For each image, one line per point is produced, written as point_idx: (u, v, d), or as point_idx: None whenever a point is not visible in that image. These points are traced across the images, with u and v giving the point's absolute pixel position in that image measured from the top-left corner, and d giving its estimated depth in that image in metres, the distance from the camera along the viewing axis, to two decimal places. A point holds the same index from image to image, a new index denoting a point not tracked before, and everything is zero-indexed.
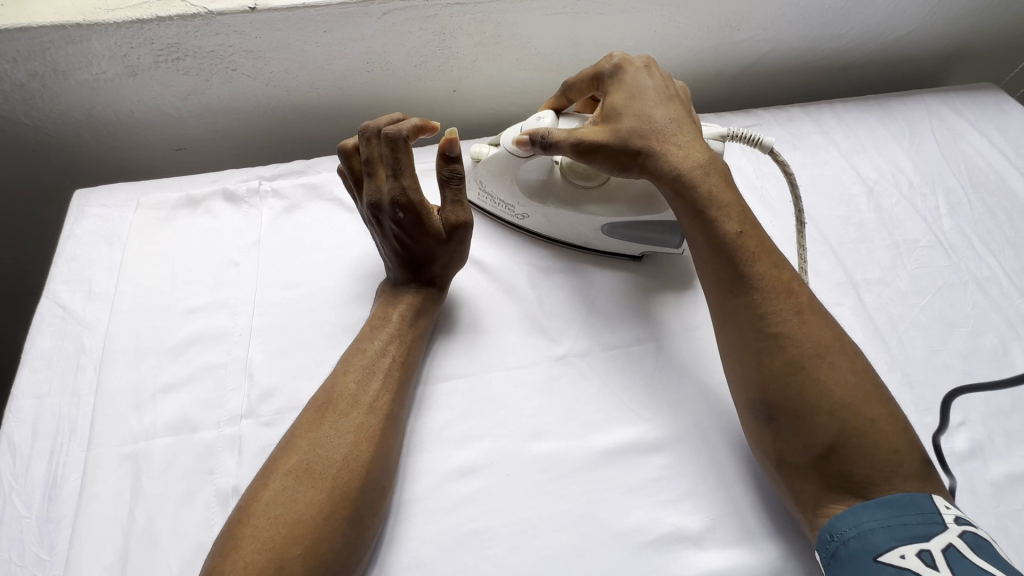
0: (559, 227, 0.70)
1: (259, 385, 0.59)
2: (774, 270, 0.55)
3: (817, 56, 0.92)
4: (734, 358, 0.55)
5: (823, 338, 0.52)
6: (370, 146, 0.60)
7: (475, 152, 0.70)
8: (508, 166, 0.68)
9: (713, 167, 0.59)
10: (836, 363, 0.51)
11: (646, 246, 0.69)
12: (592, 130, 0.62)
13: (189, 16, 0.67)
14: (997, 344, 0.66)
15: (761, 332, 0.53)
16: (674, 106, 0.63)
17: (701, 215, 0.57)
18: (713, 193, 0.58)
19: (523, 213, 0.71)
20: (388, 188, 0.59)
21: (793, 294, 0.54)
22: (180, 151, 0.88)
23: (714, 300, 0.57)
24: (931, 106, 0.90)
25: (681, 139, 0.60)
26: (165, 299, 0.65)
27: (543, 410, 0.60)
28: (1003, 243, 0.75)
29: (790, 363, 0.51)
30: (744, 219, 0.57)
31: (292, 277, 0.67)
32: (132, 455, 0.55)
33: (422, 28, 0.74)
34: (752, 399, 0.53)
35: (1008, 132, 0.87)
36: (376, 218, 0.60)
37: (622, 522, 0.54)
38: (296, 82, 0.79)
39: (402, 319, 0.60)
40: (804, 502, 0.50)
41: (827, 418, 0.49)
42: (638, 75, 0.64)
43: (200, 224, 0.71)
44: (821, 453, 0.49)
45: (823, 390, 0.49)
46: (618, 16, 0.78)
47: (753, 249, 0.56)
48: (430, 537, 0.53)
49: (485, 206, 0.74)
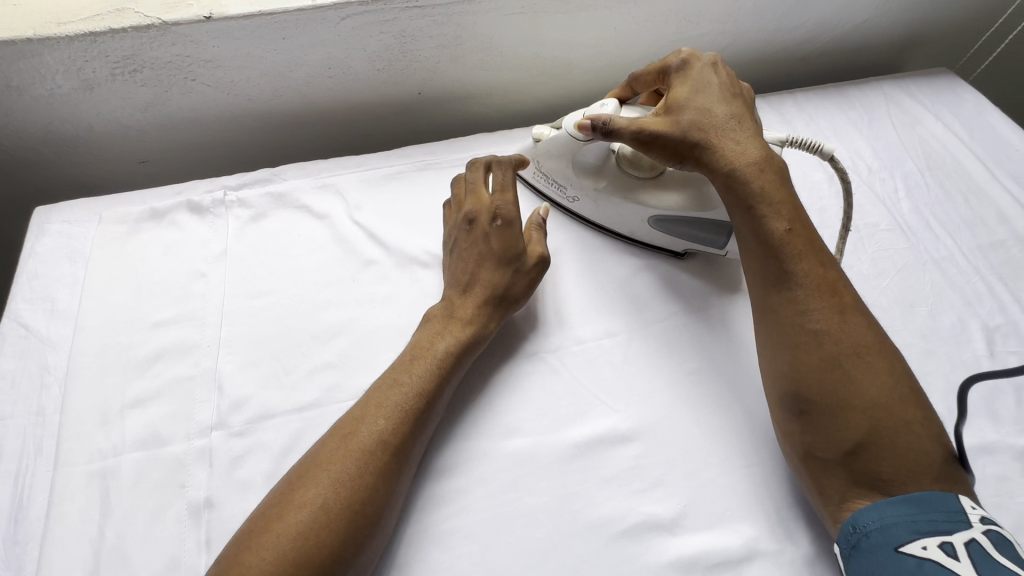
0: (607, 213, 0.71)
1: (229, 396, 0.59)
2: (820, 269, 0.55)
3: (776, 48, 0.94)
4: (769, 352, 0.56)
5: (862, 338, 0.52)
6: (476, 169, 0.68)
7: (538, 133, 0.72)
8: (564, 147, 0.69)
9: (767, 166, 0.59)
10: (873, 363, 0.51)
11: (692, 245, 0.69)
12: (655, 122, 0.62)
13: (143, 27, 0.66)
14: (956, 321, 0.68)
15: (801, 328, 0.53)
16: (736, 103, 0.63)
17: (751, 210, 0.58)
18: (766, 191, 0.58)
19: (574, 196, 0.73)
20: (491, 198, 0.65)
21: (837, 294, 0.54)
22: (144, 164, 0.88)
23: (757, 295, 0.58)
24: (889, 93, 0.92)
25: (740, 137, 0.60)
26: (131, 314, 0.64)
27: (516, 407, 0.60)
28: (959, 223, 0.77)
29: (826, 360, 0.51)
30: (795, 217, 0.57)
31: (261, 285, 0.67)
32: (101, 472, 0.55)
33: (382, 32, 0.74)
34: (783, 392, 0.53)
35: (961, 116, 0.90)
36: (470, 223, 0.65)
37: (595, 513, 0.55)
38: (258, 90, 0.79)
39: (448, 353, 0.58)
40: (828, 495, 0.51)
41: (858, 416, 0.49)
42: (704, 71, 0.64)
43: (164, 237, 0.70)
44: (851, 449, 0.49)
45: (859, 388, 0.50)
46: (579, 14, 0.79)
47: (800, 247, 0.56)
48: (407, 537, 0.53)
49: (540, 187, 0.76)
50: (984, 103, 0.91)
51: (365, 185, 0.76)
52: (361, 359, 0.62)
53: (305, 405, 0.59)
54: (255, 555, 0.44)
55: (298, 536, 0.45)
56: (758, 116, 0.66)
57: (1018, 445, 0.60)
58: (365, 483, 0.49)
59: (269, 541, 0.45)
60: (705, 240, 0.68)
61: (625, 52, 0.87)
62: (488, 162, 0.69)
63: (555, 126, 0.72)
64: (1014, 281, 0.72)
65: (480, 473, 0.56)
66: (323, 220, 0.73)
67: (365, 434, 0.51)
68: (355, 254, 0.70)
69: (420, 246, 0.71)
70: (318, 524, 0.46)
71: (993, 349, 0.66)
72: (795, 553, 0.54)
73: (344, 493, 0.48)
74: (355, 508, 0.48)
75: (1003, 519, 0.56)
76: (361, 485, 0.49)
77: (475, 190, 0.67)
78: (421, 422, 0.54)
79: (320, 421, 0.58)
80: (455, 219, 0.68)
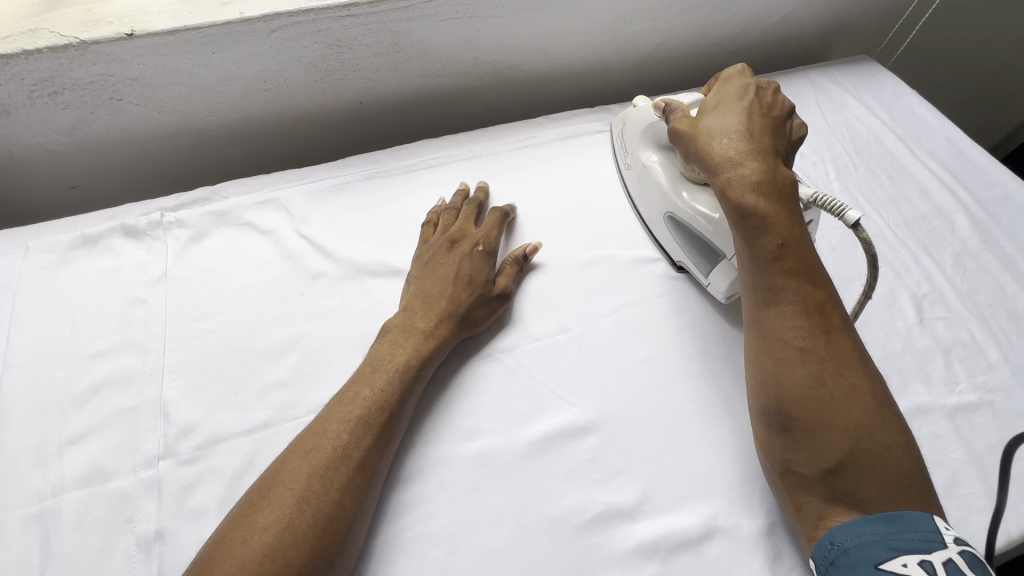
0: (641, 191, 0.75)
1: (176, 423, 0.57)
2: (810, 289, 0.54)
3: (709, 42, 0.97)
4: (756, 369, 0.55)
5: (848, 360, 0.52)
6: (466, 206, 0.73)
7: (639, 100, 0.80)
8: (650, 115, 0.75)
9: (770, 177, 0.57)
10: (856, 386, 0.51)
11: (685, 258, 0.70)
12: (684, 124, 0.65)
13: (60, 48, 0.63)
14: (887, 293, 0.72)
15: (785, 343, 0.53)
16: (759, 120, 0.63)
17: (745, 219, 0.57)
18: (762, 201, 0.56)
19: (629, 164, 0.78)
20: (478, 232, 0.69)
21: (825, 315, 0.53)
22: (74, 189, 0.85)
23: (748, 306, 0.58)
24: (816, 81, 0.97)
25: (746, 148, 0.59)
26: (64, 347, 0.61)
27: (474, 409, 0.60)
28: (885, 200, 0.82)
29: (810, 378, 0.51)
30: (792, 234, 0.56)
31: (205, 306, 0.65)
32: (40, 515, 0.52)
33: (315, 42, 0.73)
34: (766, 407, 0.54)
35: (882, 100, 0.95)
36: (454, 243, 0.68)
37: (558, 507, 0.55)
38: (191, 107, 0.77)
39: (408, 365, 0.58)
40: (805, 513, 0.51)
41: (839, 435, 0.50)
42: (742, 88, 0.66)
43: (99, 264, 0.67)
44: (830, 468, 0.50)
45: (840, 409, 0.50)
46: (513, 18, 0.80)
47: (792, 264, 0.55)
48: (368, 550, 0.52)
49: (615, 146, 0.83)
50: (903, 88, 0.97)
51: (309, 197, 0.75)
52: (313, 373, 0.61)
53: (257, 425, 0.58)
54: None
55: (253, 559, 0.44)
56: (788, 136, 0.65)
57: (949, 403, 0.64)
58: (327, 498, 0.48)
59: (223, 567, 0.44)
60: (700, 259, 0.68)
61: (562, 53, 0.89)
62: (482, 205, 0.74)
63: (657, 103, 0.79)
64: (937, 251, 0.77)
65: (441, 478, 0.56)
66: (267, 236, 0.71)
67: (328, 449, 0.51)
68: (302, 268, 0.69)
69: (369, 255, 0.70)
70: (284, 544, 0.45)
71: (922, 316, 0.70)
72: (751, 526, 0.56)
73: (309, 512, 0.47)
74: (314, 534, 0.46)
75: (939, 474, 0.59)
76: (326, 500, 0.48)
77: (463, 219, 0.71)
78: (385, 438, 0.53)
79: (276, 440, 0.57)
80: (435, 238, 0.70)
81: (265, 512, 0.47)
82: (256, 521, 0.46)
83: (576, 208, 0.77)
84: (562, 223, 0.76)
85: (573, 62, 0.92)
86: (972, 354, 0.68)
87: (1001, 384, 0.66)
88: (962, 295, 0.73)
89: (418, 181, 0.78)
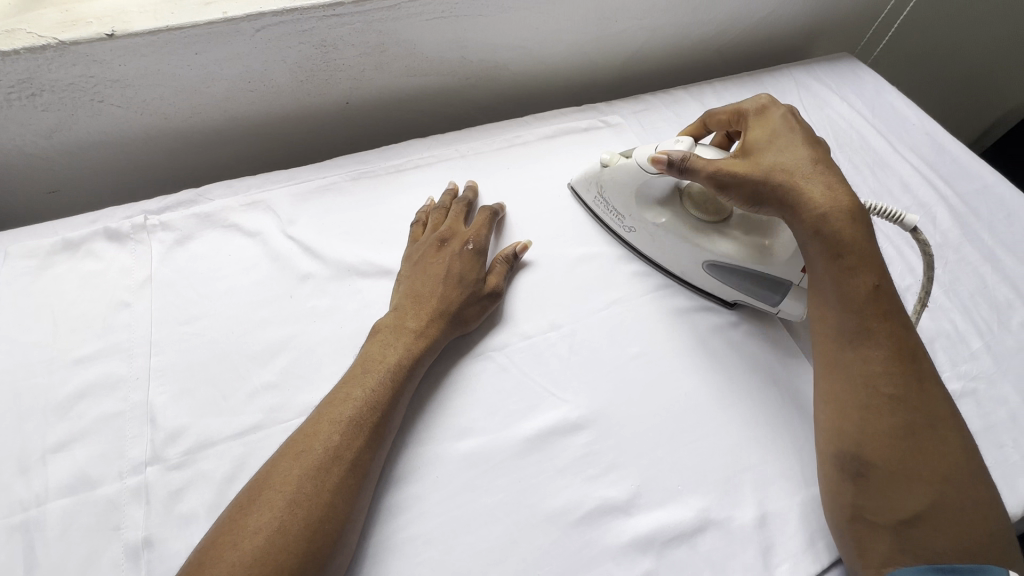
0: (660, 249, 0.71)
1: (164, 428, 0.56)
2: (901, 332, 0.53)
3: (693, 41, 0.98)
4: (834, 413, 0.54)
5: (938, 410, 0.52)
6: (453, 205, 0.73)
7: (607, 157, 0.72)
8: (633, 175, 0.70)
9: (859, 213, 0.56)
10: (945, 438, 0.51)
11: (744, 297, 0.68)
12: (737, 163, 0.60)
13: (37, 48, 0.61)
14: None
15: (878, 392, 0.52)
16: (822, 150, 0.60)
17: (839, 261, 0.55)
18: (857, 241, 0.54)
19: (631, 226, 0.72)
20: (468, 232, 0.69)
21: (916, 359, 0.53)
22: (54, 193, 0.84)
23: (828, 351, 0.56)
24: (798, 79, 0.98)
25: (829, 182, 0.57)
26: (47, 352, 0.60)
27: (466, 408, 0.60)
28: (869, 194, 0.83)
29: (899, 429, 0.51)
30: (882, 275, 0.54)
31: (192, 310, 0.64)
32: (23, 525, 0.51)
33: (301, 43, 0.72)
34: (841, 451, 0.53)
35: (863, 97, 0.97)
36: (443, 243, 0.68)
37: (552, 504, 0.55)
38: (174, 108, 0.76)
39: (399, 365, 0.57)
40: (869, 557, 0.51)
41: (922, 487, 0.49)
42: (788, 118, 0.63)
43: (81, 268, 0.66)
44: (906, 518, 0.49)
45: (927, 461, 0.50)
46: (499, 17, 0.80)
47: (884, 308, 0.54)
48: (362, 552, 0.52)
49: (596, 210, 0.76)
50: (882, 86, 0.99)
51: (297, 199, 0.74)
52: (303, 375, 0.61)
53: (246, 428, 0.57)
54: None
55: (245, 562, 0.43)
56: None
57: None
58: (319, 498, 0.48)
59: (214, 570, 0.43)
60: (759, 295, 0.67)
61: (549, 53, 0.90)
62: (469, 205, 0.73)
63: (623, 152, 0.73)
64: None
65: (435, 478, 0.56)
66: (254, 238, 0.70)
67: (320, 450, 0.50)
68: (290, 269, 0.68)
69: (358, 255, 0.70)
70: (274, 547, 0.45)
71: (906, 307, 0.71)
72: (744, 518, 0.56)
73: (302, 514, 0.47)
74: (307, 535, 0.46)
75: None
76: (318, 501, 0.48)
77: (452, 218, 0.71)
78: (378, 439, 0.53)
79: (266, 443, 0.56)
80: (424, 237, 0.69)
81: (255, 514, 0.46)
82: (246, 524, 0.46)
83: (566, 207, 0.78)
84: (552, 221, 0.76)
85: (560, 62, 0.92)
86: (956, 344, 0.69)
87: (983, 373, 0.67)
88: (945, 286, 0.74)
89: (406, 181, 0.78)
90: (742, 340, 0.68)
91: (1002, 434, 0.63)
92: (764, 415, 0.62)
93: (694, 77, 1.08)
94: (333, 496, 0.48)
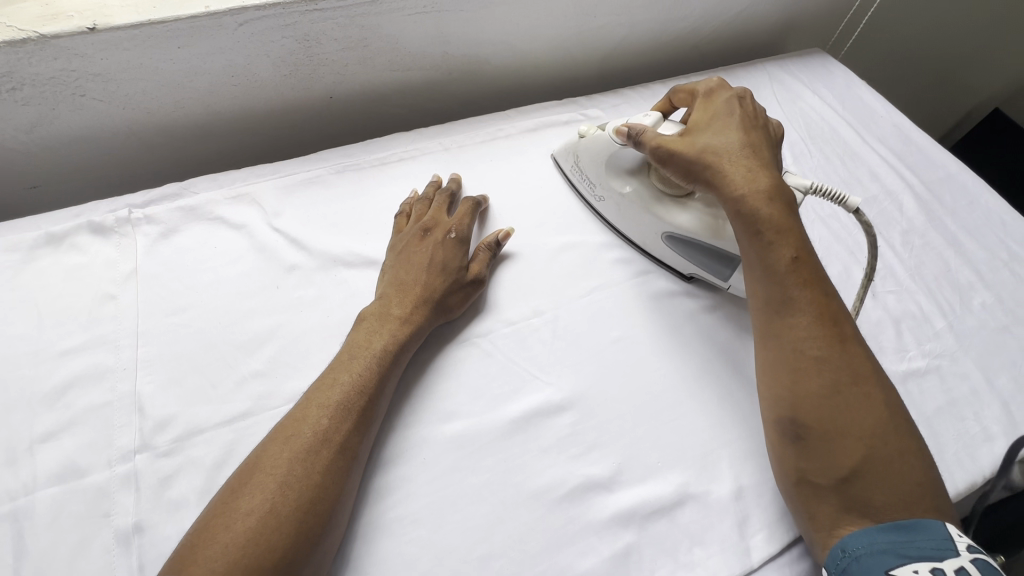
0: (626, 218, 0.74)
1: (152, 417, 0.57)
2: (821, 298, 0.57)
3: (670, 37, 1.01)
4: (770, 378, 0.57)
5: (862, 369, 0.54)
6: (435, 196, 0.74)
7: (584, 130, 0.76)
8: (604, 146, 0.74)
9: (779, 192, 0.60)
10: (871, 394, 0.54)
11: (697, 268, 0.71)
12: (675, 142, 0.64)
13: (17, 42, 0.61)
14: (842, 270, 0.76)
15: (800, 353, 0.55)
16: (754, 133, 0.64)
17: (758, 236, 0.58)
18: (775, 216, 0.58)
19: (601, 195, 0.76)
20: (453, 221, 0.70)
21: (837, 322, 0.56)
22: (36, 188, 0.83)
23: (759, 317, 0.60)
24: (772, 73, 1.01)
25: (752, 164, 0.61)
26: (33, 345, 0.60)
27: (452, 393, 0.61)
28: (839, 183, 0.86)
29: (826, 387, 0.53)
30: (802, 247, 0.58)
31: (179, 301, 0.65)
32: (12, 514, 0.51)
33: (283, 37, 0.73)
34: (781, 415, 0.55)
35: (833, 90, 1.01)
36: (427, 233, 0.69)
37: (538, 482, 0.57)
38: (156, 102, 0.76)
39: (385, 352, 0.59)
40: (819, 521, 0.52)
41: (856, 444, 0.51)
42: (728, 102, 0.67)
43: (65, 262, 0.66)
44: (844, 476, 0.51)
45: (856, 418, 0.52)
46: (480, 12, 0.81)
47: (805, 276, 0.57)
48: (352, 533, 0.53)
49: (572, 180, 0.80)
50: (851, 80, 1.03)
51: (282, 191, 0.75)
52: (291, 363, 0.62)
53: (235, 416, 0.58)
54: (194, 570, 0.43)
55: (237, 543, 0.44)
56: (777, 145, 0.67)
57: (900, 369, 0.68)
58: (309, 480, 0.49)
59: (207, 552, 0.44)
60: (710, 268, 0.70)
61: (530, 48, 0.92)
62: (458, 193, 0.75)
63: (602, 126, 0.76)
64: (887, 230, 0.81)
65: (423, 459, 0.57)
66: (239, 230, 0.71)
67: (308, 433, 0.51)
68: (276, 261, 0.69)
69: (344, 246, 0.71)
70: (265, 527, 0.46)
71: (875, 289, 0.74)
72: (721, 492, 0.59)
73: (292, 496, 0.48)
74: (301, 510, 0.47)
75: None
76: (308, 483, 0.49)
77: (436, 208, 0.72)
78: (365, 420, 0.54)
79: (255, 429, 0.57)
80: (407, 228, 0.71)
81: (246, 497, 0.47)
82: (238, 506, 0.47)
83: (548, 197, 0.80)
84: (534, 212, 0.78)
85: (540, 57, 0.94)
86: (921, 324, 0.72)
87: (947, 350, 0.70)
88: (911, 269, 0.77)
89: (392, 173, 0.79)
90: (718, 324, 0.70)
91: (963, 407, 0.66)
92: (740, 395, 0.65)
93: (672, 72, 1.11)
94: (325, 480, 0.50)
